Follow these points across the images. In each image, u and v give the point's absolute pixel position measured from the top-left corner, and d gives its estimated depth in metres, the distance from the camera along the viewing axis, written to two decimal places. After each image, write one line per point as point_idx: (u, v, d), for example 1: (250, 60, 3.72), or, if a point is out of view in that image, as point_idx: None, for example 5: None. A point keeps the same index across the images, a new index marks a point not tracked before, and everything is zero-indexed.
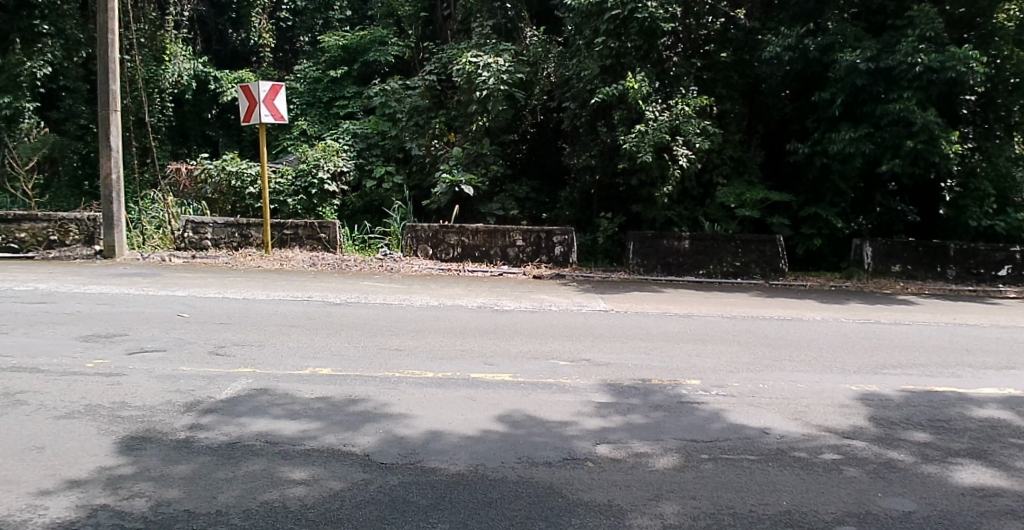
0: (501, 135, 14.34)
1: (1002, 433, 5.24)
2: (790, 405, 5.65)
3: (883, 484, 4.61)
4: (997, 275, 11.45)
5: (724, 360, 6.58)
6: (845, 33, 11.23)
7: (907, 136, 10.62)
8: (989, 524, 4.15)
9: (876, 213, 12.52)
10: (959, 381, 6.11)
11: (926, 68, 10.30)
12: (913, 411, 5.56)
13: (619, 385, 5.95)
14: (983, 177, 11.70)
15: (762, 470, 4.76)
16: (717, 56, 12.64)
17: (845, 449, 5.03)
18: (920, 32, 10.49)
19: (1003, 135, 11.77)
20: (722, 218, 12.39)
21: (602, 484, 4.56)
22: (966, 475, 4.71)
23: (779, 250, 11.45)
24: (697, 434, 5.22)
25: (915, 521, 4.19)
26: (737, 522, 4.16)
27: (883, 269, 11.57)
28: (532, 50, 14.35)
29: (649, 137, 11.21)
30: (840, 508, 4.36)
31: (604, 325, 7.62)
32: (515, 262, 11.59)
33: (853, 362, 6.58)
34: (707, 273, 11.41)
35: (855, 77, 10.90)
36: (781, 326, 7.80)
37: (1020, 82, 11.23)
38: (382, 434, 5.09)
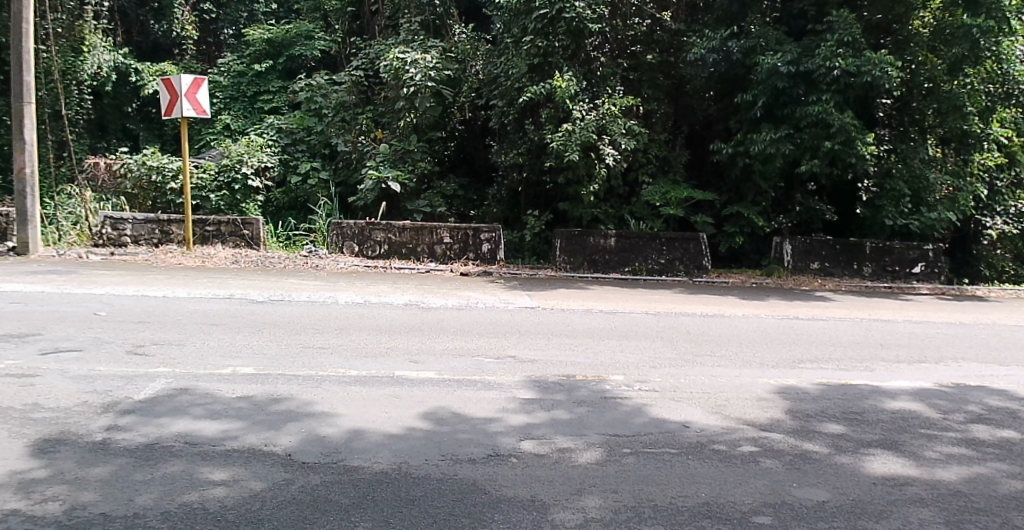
0: (429, 132, 14.20)
1: (913, 424, 5.44)
2: (712, 399, 5.76)
3: (798, 474, 4.76)
4: (911, 272, 11.88)
5: (647, 355, 6.69)
6: (766, 36, 11.37)
7: (826, 138, 10.93)
8: (898, 512, 4.31)
9: (796, 212, 12.80)
10: (872, 375, 6.32)
11: (844, 72, 10.61)
12: (828, 404, 5.73)
13: (544, 381, 6.00)
14: (898, 178, 11.91)
15: (683, 463, 4.87)
16: (643, 57, 12.88)
17: (763, 442, 5.17)
18: (839, 36, 10.80)
19: (917, 138, 12.24)
20: (647, 217, 12.57)
21: (526, 479, 4.60)
22: (879, 465, 4.89)
23: (703, 248, 11.68)
24: (620, 428, 5.30)
25: (828, 510, 4.34)
26: (658, 515, 4.25)
27: (802, 266, 11.89)
28: (460, 47, 14.38)
29: (576, 136, 11.34)
30: (757, 499, 4.48)
31: (528, 323, 7.63)
32: (442, 259, 11.58)
33: (771, 357, 6.76)
34: (633, 270, 11.59)
35: (776, 80, 11.06)
36: (703, 323, 7.91)
37: (932, 87, 11.71)
38: (305, 434, 5.04)
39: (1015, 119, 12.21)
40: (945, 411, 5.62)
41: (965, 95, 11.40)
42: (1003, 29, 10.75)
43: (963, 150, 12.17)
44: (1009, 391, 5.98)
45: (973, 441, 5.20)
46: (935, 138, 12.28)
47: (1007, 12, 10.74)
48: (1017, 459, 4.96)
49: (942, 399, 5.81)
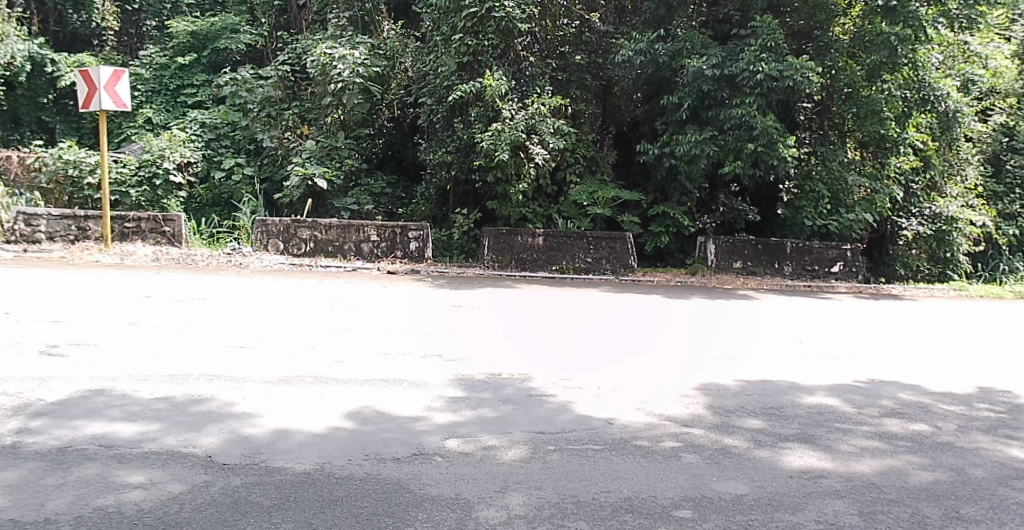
0: (357, 129, 14.22)
1: (828, 419, 5.60)
2: (639, 398, 5.82)
3: (718, 468, 4.87)
4: (830, 271, 12.25)
5: (575, 354, 6.73)
6: (692, 40, 11.73)
7: (748, 140, 11.26)
8: (813, 504, 4.44)
9: (720, 213, 13.19)
10: (791, 371, 6.48)
11: (766, 76, 10.92)
12: (748, 399, 5.86)
13: (470, 379, 6.00)
14: (818, 180, 12.32)
15: (606, 458, 4.94)
16: (572, 58, 13.03)
17: (684, 437, 5.27)
18: (762, 41, 11.10)
19: (837, 141, 12.75)
20: (575, 217, 12.62)
21: (450, 477, 4.60)
22: (796, 458, 5.03)
23: (629, 247, 11.86)
24: (544, 425, 5.34)
25: (746, 503, 4.46)
26: (581, 511, 4.29)
27: (726, 266, 12.10)
28: (389, 44, 14.30)
29: (505, 135, 11.36)
30: (678, 494, 4.57)
31: (449, 323, 7.57)
32: (370, 258, 11.49)
33: (696, 354, 6.88)
34: (561, 269, 11.66)
35: (701, 82, 11.30)
36: (628, 322, 7.98)
37: (851, 92, 12.19)
38: (226, 434, 4.95)
39: (930, 124, 12.83)
40: (859, 406, 5.81)
41: (882, 101, 11.80)
42: (919, 37, 11.15)
43: (880, 153, 12.77)
44: (920, 386, 6.23)
45: (886, 435, 5.39)
46: (854, 142, 12.76)
47: (923, 21, 11.07)
48: (927, 452, 5.17)
49: (856, 394, 6.01)
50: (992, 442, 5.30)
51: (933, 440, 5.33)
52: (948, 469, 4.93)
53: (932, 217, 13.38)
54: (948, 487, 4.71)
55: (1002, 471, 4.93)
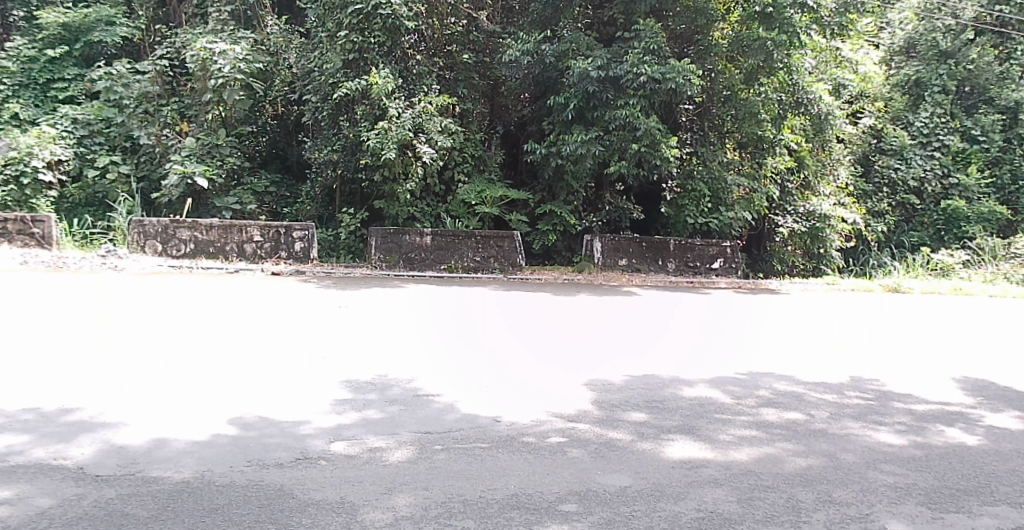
0: (238, 126, 14.33)
1: (708, 409, 5.80)
2: (528, 395, 5.90)
3: (602, 461, 4.98)
4: (710, 268, 13.05)
5: (471, 354, 6.75)
6: (578, 42, 12.25)
7: (632, 141, 11.91)
8: (693, 493, 4.60)
9: (606, 211, 13.88)
10: (676, 366, 6.67)
11: (649, 79, 11.49)
12: (632, 393, 6.02)
13: (356, 381, 5.98)
14: (699, 180, 13.36)
15: (493, 456, 4.99)
16: (460, 57, 13.64)
17: (570, 432, 5.37)
18: (645, 44, 11.73)
19: (717, 142, 13.71)
20: (463, 216, 12.96)
21: (335, 481, 4.54)
22: (678, 449, 5.19)
23: (517, 245, 12.14)
24: (431, 425, 5.36)
25: (629, 494, 4.57)
26: (468, 509, 4.29)
27: (611, 263, 12.47)
28: (273, 40, 14.59)
29: (392, 134, 11.61)
30: (564, 488, 4.64)
31: (332, 322, 7.57)
32: (253, 259, 11.41)
33: (592, 352, 6.99)
34: (450, 268, 11.80)
35: (587, 83, 11.79)
36: (515, 318, 8.15)
37: (730, 95, 13.15)
38: (100, 444, 4.76)
39: (804, 126, 14.06)
40: (737, 397, 6.04)
41: (759, 103, 12.97)
42: (793, 43, 12.10)
43: (758, 154, 13.98)
44: (794, 376, 6.54)
45: (763, 423, 5.60)
46: (734, 143, 13.89)
47: (797, 27, 11.94)
48: (801, 438, 5.40)
49: (735, 386, 6.26)
50: (861, 428, 5.58)
51: (807, 427, 5.57)
52: (821, 455, 5.17)
53: (807, 214, 15.10)
54: (820, 472, 4.94)
55: (871, 455, 5.20)
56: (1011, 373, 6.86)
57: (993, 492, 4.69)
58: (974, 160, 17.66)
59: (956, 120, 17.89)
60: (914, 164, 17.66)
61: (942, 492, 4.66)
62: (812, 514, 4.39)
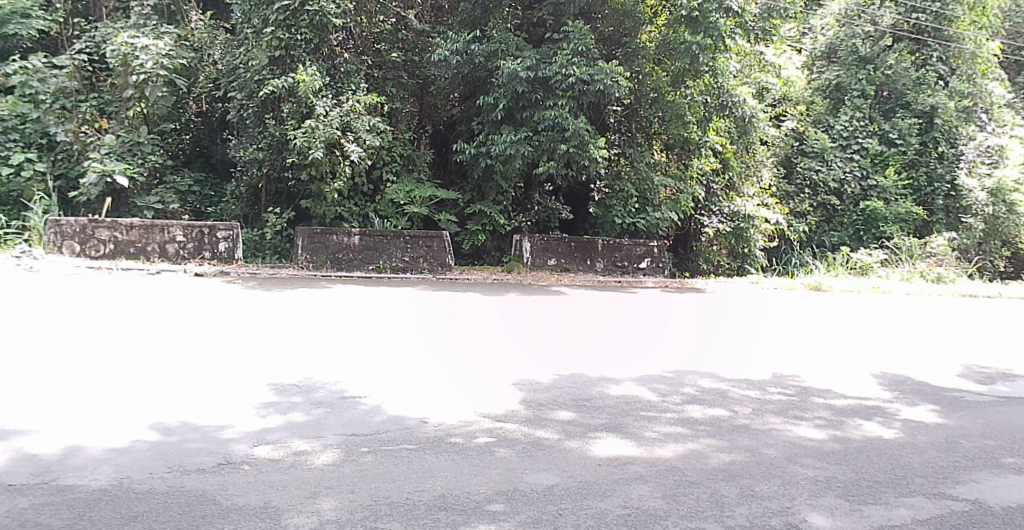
0: (160, 123, 14.53)
1: (634, 407, 5.88)
2: (456, 395, 5.92)
3: (530, 461, 5.00)
4: (639, 267, 13.93)
5: (408, 357, 6.71)
6: (507, 42, 12.77)
7: (561, 141, 12.48)
8: (620, 490, 4.64)
9: (535, 211, 14.47)
10: (606, 365, 6.76)
11: (579, 80, 12.16)
12: (560, 392, 6.07)
13: (282, 384, 5.92)
14: (627, 180, 14.10)
15: (420, 458, 4.96)
16: (388, 55, 14.15)
17: (498, 432, 5.38)
18: (574, 46, 12.34)
19: (644, 143, 14.57)
20: (391, 216, 13.55)
21: (258, 486, 4.43)
22: (605, 448, 5.23)
23: (446, 245, 12.65)
24: (358, 428, 5.33)
25: (557, 493, 4.57)
26: (394, 511, 4.22)
27: (541, 263, 13.07)
28: (197, 35, 14.70)
29: (320, 132, 12.05)
30: (491, 488, 4.62)
31: (259, 324, 7.48)
32: (176, 259, 11.57)
33: (531, 354, 7.01)
34: (378, 267, 12.20)
35: (516, 84, 12.26)
36: (446, 318, 8.18)
37: (656, 96, 13.98)
38: (12, 454, 4.57)
39: (729, 129, 14.85)
40: (663, 394, 6.14)
41: (685, 106, 13.81)
42: (717, 46, 12.91)
43: (684, 155, 14.78)
44: (717, 373, 6.69)
45: (688, 420, 5.70)
46: (661, 145, 14.72)
47: (721, 32, 12.72)
48: (724, 434, 5.50)
49: (661, 383, 6.35)
50: (783, 423, 5.71)
51: (730, 423, 5.68)
52: (744, 450, 5.27)
53: (731, 215, 15.88)
54: (743, 467, 5.04)
55: (792, 449, 5.32)
56: (920, 367, 7.20)
57: (908, 483, 4.84)
58: (892, 162, 19.11)
59: (876, 124, 19.53)
60: (836, 166, 19.08)
61: (860, 484, 4.81)
62: (735, 508, 4.47)
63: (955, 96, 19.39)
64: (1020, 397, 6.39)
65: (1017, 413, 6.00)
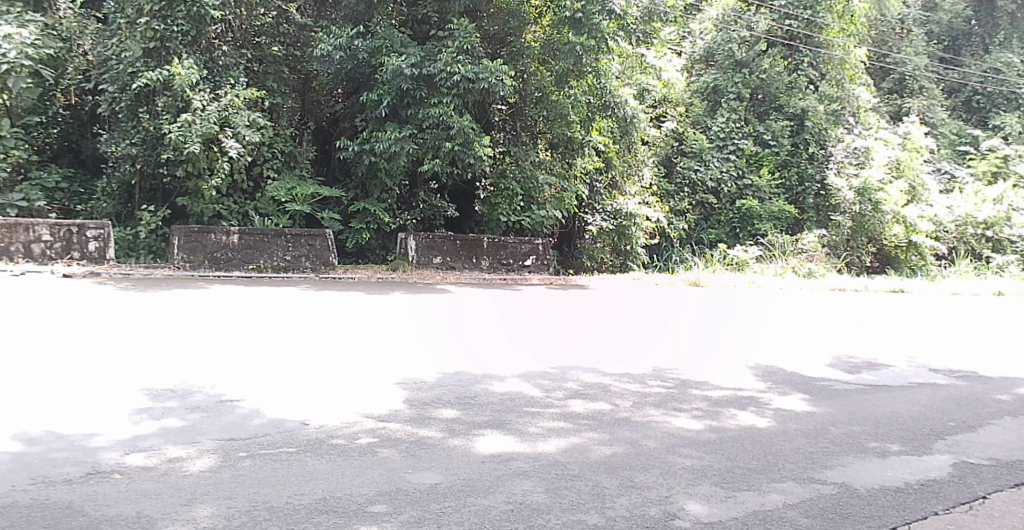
0: (24, 116, 13.78)
1: (518, 403, 5.93)
2: (339, 396, 5.85)
3: (412, 460, 4.92)
4: (523, 264, 14.87)
5: (298, 360, 6.59)
6: (392, 39, 13.74)
7: (446, 138, 13.58)
8: (503, 485, 4.61)
9: (420, 209, 15.35)
10: (494, 362, 6.85)
11: (464, 77, 13.26)
12: (444, 390, 6.08)
13: (155, 389, 5.73)
14: (511, 179, 15.24)
15: (300, 461, 4.81)
16: (268, 49, 14.86)
17: (380, 432, 5.32)
18: (459, 44, 13.50)
19: (529, 142, 15.65)
20: (272, 213, 14.27)
21: (130, 495, 4.16)
22: (488, 445, 5.22)
23: (328, 244, 13.12)
24: (236, 432, 5.17)
25: (440, 491, 4.48)
26: (274, 516, 4.02)
27: (426, 261, 13.71)
28: (66, 24, 14.30)
29: (196, 127, 12.55)
30: (373, 489, 4.48)
31: (140, 327, 7.19)
32: (42, 259, 11.29)
33: (427, 354, 7.00)
34: (259, 267, 12.40)
35: (401, 81, 13.31)
36: (333, 319, 8.09)
37: (540, 96, 15.14)
38: None
39: (611, 129, 16.15)
40: (546, 390, 6.22)
41: (568, 105, 14.93)
42: (600, 47, 14.43)
43: (569, 155, 15.98)
44: (599, 368, 6.86)
45: (570, 415, 5.78)
46: (546, 145, 15.85)
47: (604, 33, 14.36)
48: (605, 427, 5.60)
49: (545, 379, 6.47)
50: (662, 415, 5.86)
51: (611, 416, 5.79)
52: (624, 442, 5.37)
53: (614, 213, 17.33)
54: (624, 458, 5.13)
55: (671, 440, 5.46)
56: (792, 358, 7.61)
57: (780, 470, 5.04)
58: (765, 162, 21.92)
59: (750, 126, 22.22)
60: (712, 166, 21.50)
61: (735, 472, 4.96)
62: (616, 499, 4.52)
63: (825, 100, 22.18)
64: (883, 384, 6.85)
65: (879, 399, 6.42)
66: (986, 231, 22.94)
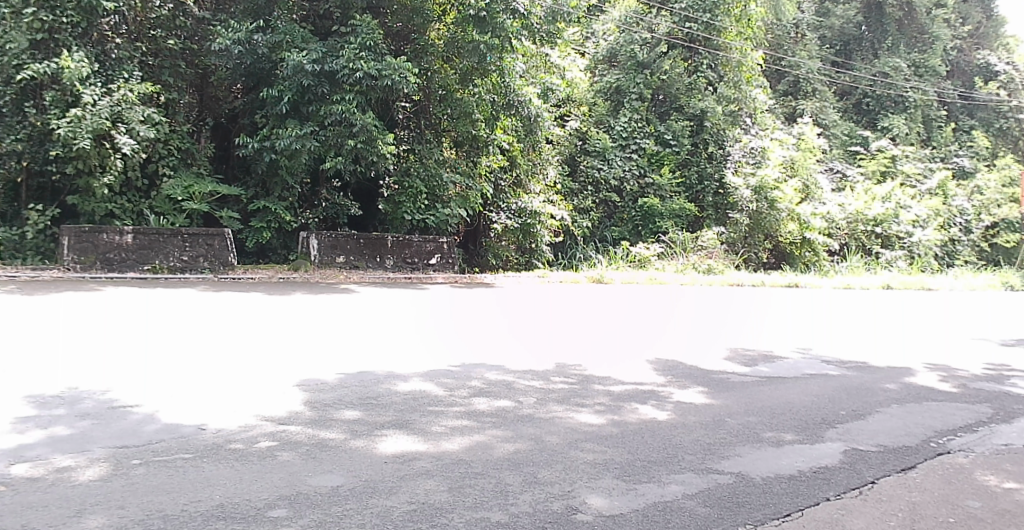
0: None
1: (421, 403, 5.92)
2: (233, 399, 5.74)
3: (313, 463, 4.79)
4: (428, 263, 15.04)
5: (184, 363, 6.44)
6: (292, 34, 13.84)
7: (349, 136, 13.69)
8: (406, 485, 4.53)
9: (321, 207, 15.64)
10: (393, 362, 6.85)
11: (366, 74, 13.50)
12: (344, 392, 6.02)
13: (42, 396, 5.48)
14: (415, 177, 15.37)
15: (196, 466, 4.62)
16: (163, 43, 14.50)
17: (280, 435, 5.20)
18: (362, 41, 13.74)
19: (432, 140, 16.01)
20: (169, 212, 14.07)
21: (14, 509, 3.89)
22: (390, 445, 5.15)
23: (228, 244, 13.02)
24: (129, 439, 4.96)
25: (341, 493, 4.37)
26: (166, 523, 3.83)
27: (329, 261, 13.79)
28: None
29: (86, 123, 12.33)
30: (272, 494, 4.34)
31: (25, 332, 6.85)
32: None
33: (323, 355, 6.93)
34: (154, 268, 12.30)
35: (301, 76, 13.45)
36: (232, 322, 7.94)
37: (444, 94, 15.62)
38: None
39: (516, 127, 16.58)
40: (450, 388, 6.24)
41: (473, 103, 15.53)
42: (504, 46, 14.92)
43: (472, 153, 16.45)
44: (503, 366, 6.94)
45: (475, 413, 5.79)
46: (450, 142, 16.30)
47: (507, 32, 14.78)
48: (509, 425, 5.63)
49: (448, 378, 6.50)
50: (565, 410, 5.94)
51: (514, 413, 5.83)
52: (527, 439, 5.40)
53: (519, 212, 17.77)
54: (526, 455, 5.14)
55: (574, 435, 5.52)
56: (690, 352, 7.85)
57: (679, 461, 5.14)
58: (666, 162, 22.55)
59: (651, 126, 22.91)
60: (615, 165, 22.04)
61: (636, 465, 5.03)
62: (519, 495, 4.50)
63: (723, 101, 23.11)
64: (777, 376, 7.13)
65: (774, 391, 6.67)
66: (876, 228, 24.32)
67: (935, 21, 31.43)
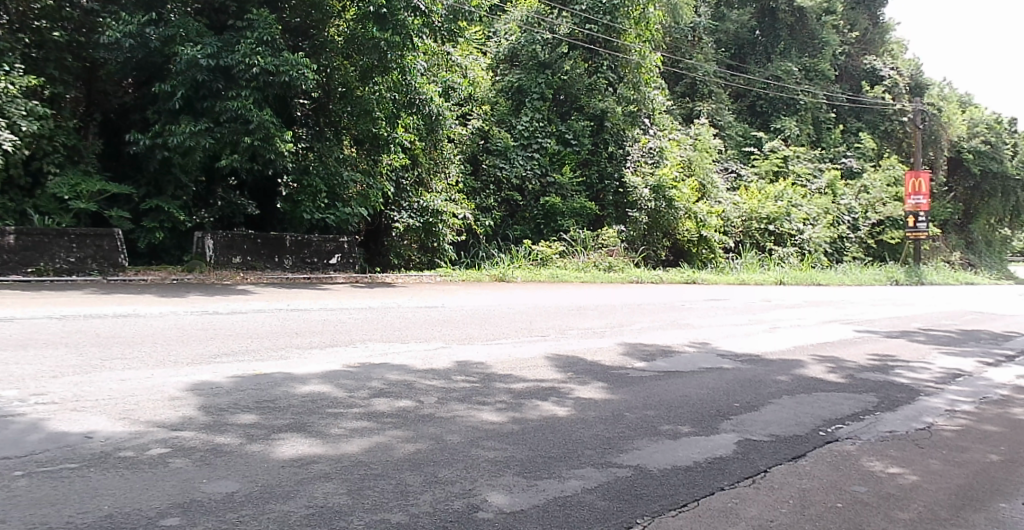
0: None
1: (320, 405, 5.84)
2: (115, 402, 5.58)
3: (208, 469, 4.63)
4: (328, 263, 14.97)
5: (64, 366, 6.23)
6: (186, 27, 13.37)
7: (245, 133, 13.44)
8: (303, 489, 4.43)
9: (217, 206, 15.45)
10: (284, 363, 6.77)
11: (263, 70, 13.26)
12: (241, 395, 5.90)
13: None
14: (315, 175, 15.26)
15: (84, 476, 4.41)
16: (49, 34, 14.08)
17: (172, 441, 5.02)
18: (258, 35, 13.43)
19: (332, 137, 15.92)
20: (55, 211, 13.48)
21: None
22: (288, 448, 5.04)
23: (117, 244, 12.76)
24: (9, 450, 4.69)
25: (236, 500, 4.25)
26: None
27: (225, 260, 13.51)
28: None
29: None
30: (164, 502, 4.19)
31: None
32: None
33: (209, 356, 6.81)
34: (38, 270, 11.84)
35: (194, 71, 13.09)
36: (118, 324, 7.73)
37: (344, 91, 15.59)
38: None
39: (417, 126, 16.81)
40: (349, 390, 6.18)
41: (372, 101, 15.51)
42: (405, 44, 14.85)
43: (374, 150, 16.45)
44: (406, 365, 6.91)
45: (374, 414, 5.75)
46: (350, 140, 16.21)
47: (408, 30, 14.75)
48: (410, 425, 5.60)
49: (347, 379, 6.45)
50: (466, 409, 5.96)
51: (416, 413, 5.81)
52: (428, 439, 5.38)
53: (421, 210, 17.98)
54: (426, 455, 5.13)
55: (475, 433, 5.54)
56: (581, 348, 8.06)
57: (579, 456, 5.21)
58: (567, 161, 22.78)
59: (552, 126, 23.00)
60: (516, 164, 21.74)
61: (536, 461, 5.08)
62: (419, 496, 4.47)
63: (622, 102, 23.76)
64: (674, 370, 7.33)
65: (671, 384, 6.86)
66: (768, 226, 25.99)
67: (824, 28, 32.96)
